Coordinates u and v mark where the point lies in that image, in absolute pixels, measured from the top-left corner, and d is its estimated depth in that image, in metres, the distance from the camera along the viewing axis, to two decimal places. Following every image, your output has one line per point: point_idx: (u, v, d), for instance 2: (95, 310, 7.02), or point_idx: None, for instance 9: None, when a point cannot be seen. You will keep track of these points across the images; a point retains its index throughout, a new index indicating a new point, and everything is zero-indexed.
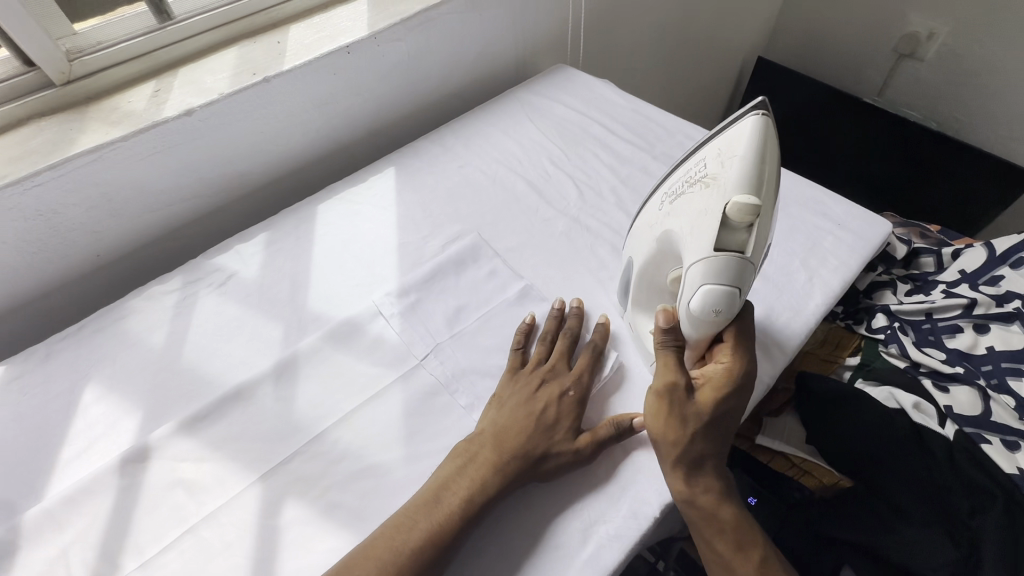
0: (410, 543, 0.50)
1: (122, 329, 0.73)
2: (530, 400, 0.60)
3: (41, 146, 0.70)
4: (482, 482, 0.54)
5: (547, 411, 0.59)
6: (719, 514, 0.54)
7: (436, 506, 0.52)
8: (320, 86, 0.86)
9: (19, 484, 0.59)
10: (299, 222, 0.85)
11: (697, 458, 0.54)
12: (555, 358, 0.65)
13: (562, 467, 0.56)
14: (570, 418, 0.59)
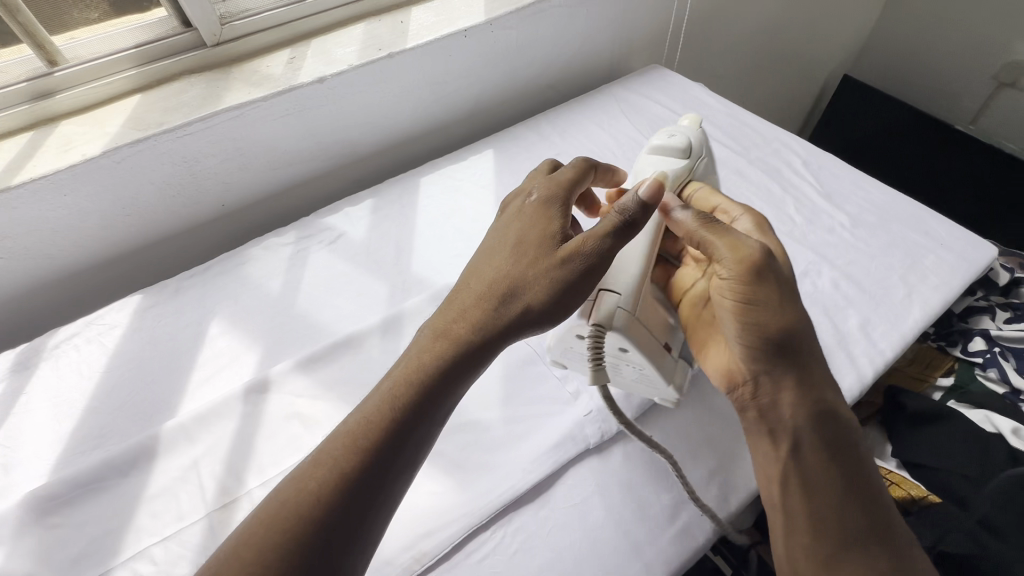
0: (374, 415, 0.45)
1: (244, 273, 0.79)
2: (514, 241, 0.54)
3: (192, 99, 0.77)
4: (454, 343, 0.49)
5: (524, 247, 0.53)
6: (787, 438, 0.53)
7: (405, 371, 0.48)
8: (435, 66, 0.90)
9: (156, 398, 0.66)
10: (404, 192, 0.90)
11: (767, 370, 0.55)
12: (547, 193, 0.57)
13: (536, 300, 0.50)
14: (543, 247, 0.52)
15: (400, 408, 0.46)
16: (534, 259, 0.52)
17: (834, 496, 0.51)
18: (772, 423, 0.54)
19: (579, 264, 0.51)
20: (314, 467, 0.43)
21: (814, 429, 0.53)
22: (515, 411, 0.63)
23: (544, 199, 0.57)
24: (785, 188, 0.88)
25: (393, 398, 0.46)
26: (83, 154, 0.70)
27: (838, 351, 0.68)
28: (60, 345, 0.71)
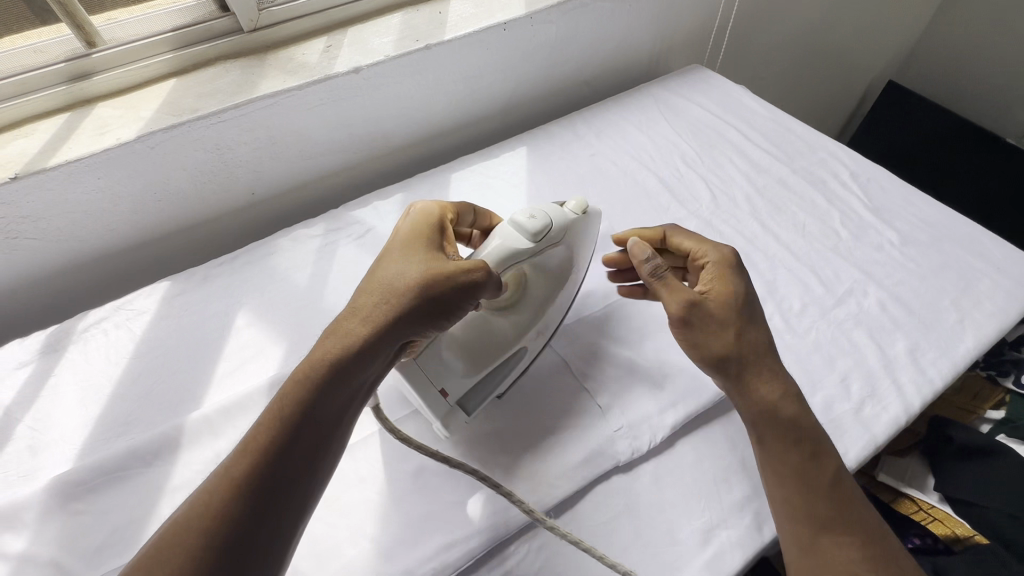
0: (250, 445, 0.41)
1: (272, 263, 0.78)
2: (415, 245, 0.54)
3: (227, 86, 0.76)
4: (325, 354, 0.46)
5: (391, 260, 0.52)
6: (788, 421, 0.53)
7: (277, 397, 0.44)
8: (471, 60, 0.88)
9: (182, 388, 0.66)
10: (434, 188, 0.88)
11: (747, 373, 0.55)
12: (422, 212, 0.58)
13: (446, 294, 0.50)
14: (411, 258, 0.52)
15: (277, 432, 0.42)
16: (401, 266, 0.51)
17: (820, 494, 0.50)
18: (762, 414, 0.54)
19: (465, 276, 0.51)
20: (186, 514, 0.39)
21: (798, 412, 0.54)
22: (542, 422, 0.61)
23: (417, 216, 0.58)
24: (831, 200, 0.84)
25: (268, 423, 0.42)
26: (117, 138, 0.69)
27: (883, 377, 0.65)
28: (89, 329, 0.71)
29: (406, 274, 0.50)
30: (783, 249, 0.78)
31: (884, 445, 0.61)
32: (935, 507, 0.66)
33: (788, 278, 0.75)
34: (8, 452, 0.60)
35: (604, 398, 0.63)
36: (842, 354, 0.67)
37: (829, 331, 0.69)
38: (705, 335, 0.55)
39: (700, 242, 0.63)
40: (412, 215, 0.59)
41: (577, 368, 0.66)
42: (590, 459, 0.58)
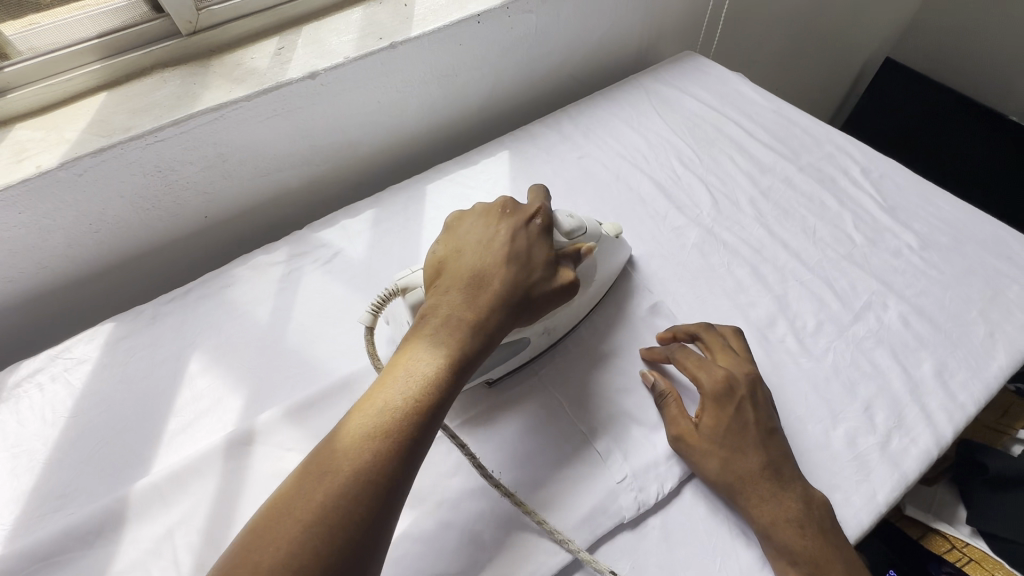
0: (371, 443, 0.42)
1: (229, 297, 0.70)
2: (520, 243, 0.55)
3: (164, 99, 0.67)
4: (442, 362, 0.47)
5: (506, 269, 0.53)
6: (810, 517, 0.50)
7: (399, 395, 0.44)
8: (443, 57, 0.79)
9: (128, 450, 0.58)
10: (409, 202, 0.80)
11: (766, 463, 0.52)
12: (530, 210, 0.57)
13: (541, 305, 0.54)
14: (523, 271, 0.53)
15: (401, 436, 0.43)
16: (509, 278, 0.52)
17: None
18: (775, 498, 0.50)
19: (562, 290, 0.55)
20: (310, 504, 0.39)
21: (811, 506, 0.51)
22: (537, 473, 0.55)
23: (526, 216, 0.57)
24: (842, 201, 0.77)
25: (391, 425, 0.43)
26: (36, 166, 0.60)
27: (910, 404, 0.59)
28: (22, 384, 0.63)
29: (518, 292, 0.52)
30: (793, 259, 0.71)
31: (915, 483, 0.55)
32: (971, 545, 0.60)
33: (800, 292, 0.68)
34: None
35: (603, 443, 0.56)
36: (863, 378, 0.61)
37: (848, 352, 0.63)
38: (699, 463, 0.53)
39: (699, 366, 0.58)
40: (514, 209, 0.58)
41: (574, 408, 0.59)
42: (591, 517, 0.52)
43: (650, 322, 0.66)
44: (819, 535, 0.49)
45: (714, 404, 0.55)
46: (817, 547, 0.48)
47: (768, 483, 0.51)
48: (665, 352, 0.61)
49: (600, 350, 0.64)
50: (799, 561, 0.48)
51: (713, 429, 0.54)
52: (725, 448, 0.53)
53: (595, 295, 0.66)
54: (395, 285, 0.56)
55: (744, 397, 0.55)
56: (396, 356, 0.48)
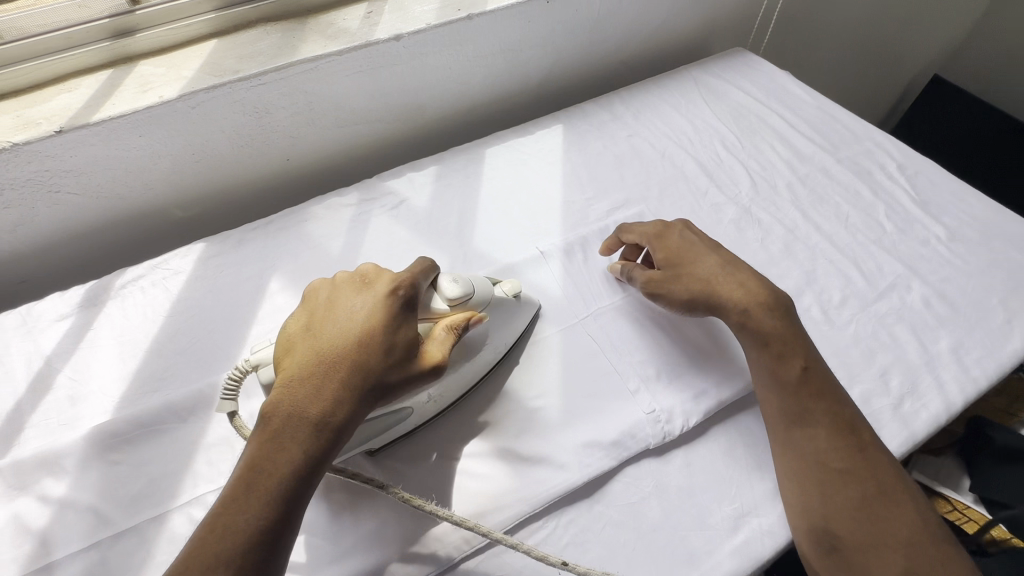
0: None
1: (306, 230, 0.78)
2: (372, 336, 0.50)
3: (267, 49, 0.75)
4: (281, 477, 0.45)
5: (357, 360, 0.49)
6: (772, 302, 0.61)
7: (232, 524, 0.43)
8: (512, 32, 0.86)
9: (215, 348, 0.66)
10: (469, 162, 0.87)
11: (721, 268, 0.64)
12: (395, 280, 0.54)
13: (402, 389, 0.51)
14: (374, 366, 0.50)
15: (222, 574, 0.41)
16: (364, 367, 0.49)
17: (801, 360, 0.57)
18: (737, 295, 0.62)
19: (421, 374, 0.51)
20: None
21: (772, 296, 0.61)
22: (579, 414, 0.60)
23: (384, 286, 0.54)
24: (877, 193, 0.82)
25: (218, 552, 0.42)
26: (159, 96, 0.69)
27: (926, 374, 0.64)
28: (127, 286, 0.71)
29: (373, 380, 0.49)
30: (824, 240, 0.76)
31: (921, 442, 0.60)
32: (972, 508, 0.71)
33: (828, 269, 0.73)
34: (48, 401, 0.62)
35: (634, 382, 0.62)
36: (881, 347, 0.66)
37: (870, 325, 0.68)
38: (673, 292, 0.64)
39: (640, 226, 0.71)
40: (369, 289, 0.54)
41: (619, 370, 0.63)
42: (621, 440, 0.58)
43: None
44: (788, 325, 0.60)
45: (658, 239, 0.68)
46: (780, 324, 0.59)
47: (728, 276, 0.63)
48: (613, 242, 0.73)
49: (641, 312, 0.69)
50: (769, 337, 0.58)
51: (667, 254, 0.66)
52: (682, 270, 0.65)
53: (492, 358, 0.62)
54: (248, 362, 0.53)
55: (677, 228, 0.69)
56: (232, 477, 0.46)
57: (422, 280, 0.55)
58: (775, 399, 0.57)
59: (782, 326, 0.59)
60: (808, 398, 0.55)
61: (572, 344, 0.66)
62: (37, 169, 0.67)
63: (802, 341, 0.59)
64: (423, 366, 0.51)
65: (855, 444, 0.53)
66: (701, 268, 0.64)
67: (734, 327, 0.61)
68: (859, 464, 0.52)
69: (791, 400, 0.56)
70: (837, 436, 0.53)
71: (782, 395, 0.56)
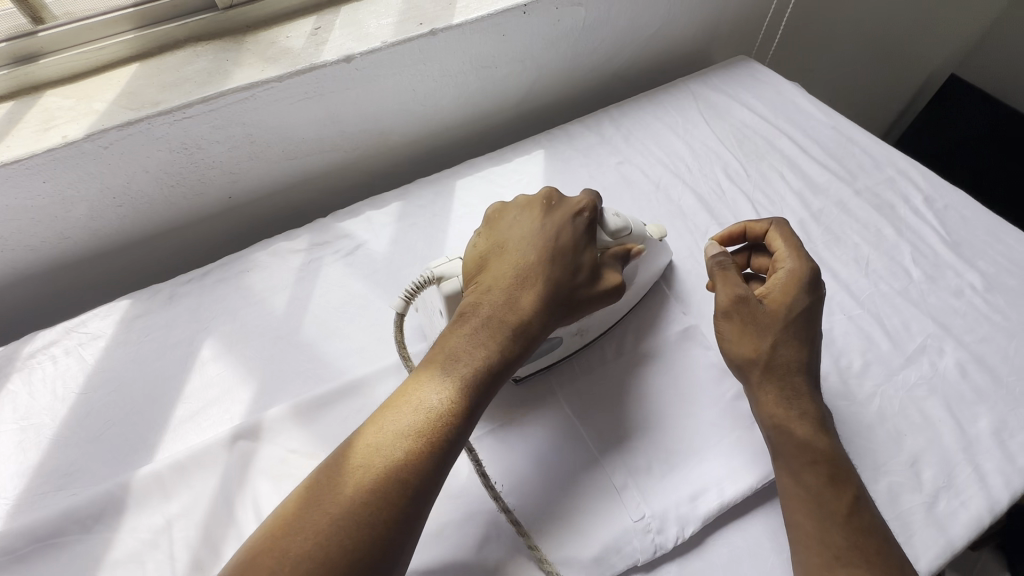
0: (409, 441, 0.43)
1: (248, 283, 0.68)
2: (564, 250, 0.54)
3: (195, 75, 0.64)
4: (479, 365, 0.48)
5: (550, 269, 0.53)
6: (824, 429, 0.51)
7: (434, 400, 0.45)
8: (485, 46, 0.75)
9: (132, 433, 0.57)
10: (437, 197, 0.77)
11: (807, 368, 0.53)
12: (580, 205, 0.56)
13: (586, 305, 0.53)
14: (565, 276, 0.53)
15: (430, 444, 0.43)
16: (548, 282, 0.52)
17: (847, 491, 0.48)
18: (796, 393, 0.52)
19: (604, 291, 0.54)
20: (346, 497, 0.40)
21: (828, 422, 0.52)
22: (555, 518, 0.50)
23: (574, 208, 0.56)
24: (901, 231, 0.72)
25: (423, 422, 0.44)
26: (63, 136, 0.59)
27: (963, 462, 0.54)
28: (36, 355, 0.62)
29: (562, 295, 0.52)
30: (842, 290, 0.66)
31: (960, 551, 0.50)
32: None
33: (846, 327, 0.63)
34: None
35: (621, 477, 0.53)
36: (911, 428, 0.56)
37: (896, 399, 0.58)
38: (739, 336, 0.55)
39: (793, 253, 0.57)
40: (558, 207, 0.57)
41: (604, 460, 0.54)
42: (603, 557, 0.48)
43: (681, 346, 0.62)
44: (837, 445, 0.51)
45: (790, 286, 0.55)
46: (829, 451, 0.50)
47: (804, 381, 0.53)
48: (757, 234, 0.62)
49: (631, 383, 0.59)
50: (818, 457, 0.49)
51: (780, 308, 0.54)
52: (782, 335, 0.54)
53: (632, 298, 0.63)
54: (429, 273, 0.54)
55: (819, 297, 0.56)
56: (428, 361, 0.48)
57: (600, 206, 0.58)
58: (812, 529, 0.46)
59: (830, 458, 0.49)
60: (860, 532, 0.46)
61: (548, 427, 0.56)
62: None
63: (851, 475, 0.49)
64: (607, 285, 0.54)
65: None
66: (789, 344, 0.53)
67: (767, 427, 0.52)
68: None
69: (837, 531, 0.46)
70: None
71: (828, 527, 0.46)
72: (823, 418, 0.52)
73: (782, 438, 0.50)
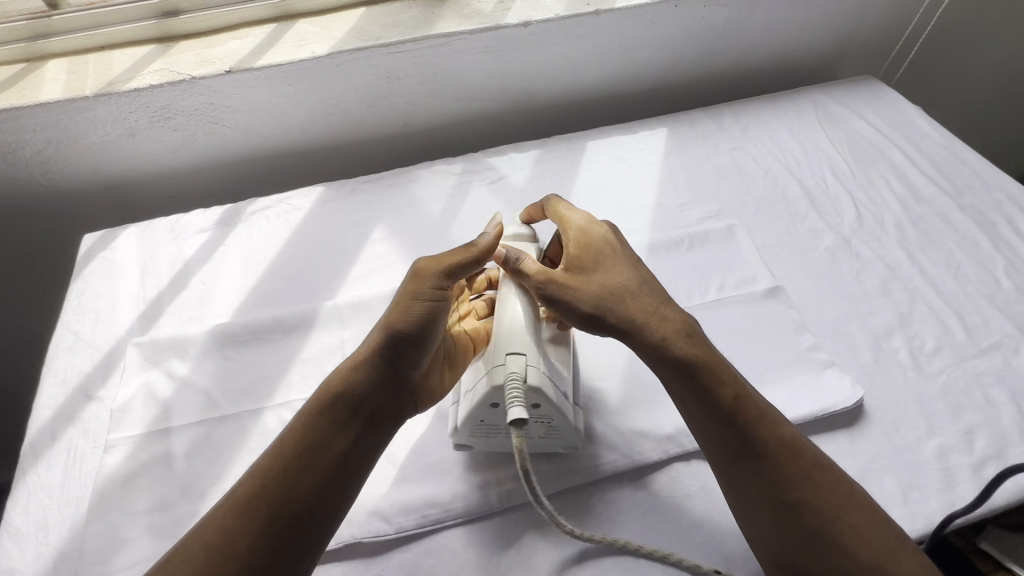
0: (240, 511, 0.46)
1: (412, 190, 0.85)
2: (379, 311, 0.54)
3: (408, 21, 0.82)
4: (302, 431, 0.49)
5: (368, 336, 0.53)
6: (687, 346, 0.53)
7: (260, 469, 0.48)
8: (635, 31, 0.88)
9: (320, 280, 0.75)
10: (570, 151, 0.90)
11: (647, 294, 0.56)
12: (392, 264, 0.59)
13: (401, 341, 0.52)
14: (380, 331, 0.53)
15: (260, 505, 0.46)
16: (391, 312, 0.53)
17: (730, 404, 0.51)
18: (653, 333, 0.54)
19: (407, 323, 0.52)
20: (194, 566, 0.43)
21: (693, 335, 0.54)
22: (636, 401, 0.62)
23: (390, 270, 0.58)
24: (997, 247, 0.76)
25: (257, 487, 0.47)
26: (311, 52, 0.78)
27: (1017, 441, 0.60)
28: (255, 213, 0.82)
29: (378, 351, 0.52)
30: (927, 285, 0.73)
31: (999, 510, 0.56)
32: None
33: (926, 315, 0.70)
34: (183, 297, 0.73)
35: None
36: (972, 405, 0.62)
37: (962, 380, 0.64)
38: (569, 300, 0.55)
39: (568, 212, 0.62)
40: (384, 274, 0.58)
41: None
42: (674, 437, 0.59)
43: (766, 300, 0.71)
44: (712, 349, 0.54)
45: (578, 242, 0.59)
46: (697, 359, 0.52)
47: (651, 303, 0.55)
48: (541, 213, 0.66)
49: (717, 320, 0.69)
50: (688, 368, 0.52)
51: (579, 271, 0.57)
52: (597, 283, 0.56)
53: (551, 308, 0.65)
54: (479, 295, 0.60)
55: (607, 231, 0.61)
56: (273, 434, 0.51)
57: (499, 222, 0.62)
58: (715, 440, 0.51)
59: (710, 371, 0.52)
60: (743, 434, 0.50)
61: None
62: (205, 101, 0.79)
63: (727, 373, 0.52)
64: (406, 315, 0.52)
65: (804, 474, 0.49)
66: (597, 271, 0.57)
67: (651, 357, 0.54)
68: (809, 500, 0.48)
69: (731, 437, 0.50)
70: (786, 471, 0.49)
71: (723, 433, 0.50)
72: (690, 329, 0.54)
73: (664, 367, 0.53)
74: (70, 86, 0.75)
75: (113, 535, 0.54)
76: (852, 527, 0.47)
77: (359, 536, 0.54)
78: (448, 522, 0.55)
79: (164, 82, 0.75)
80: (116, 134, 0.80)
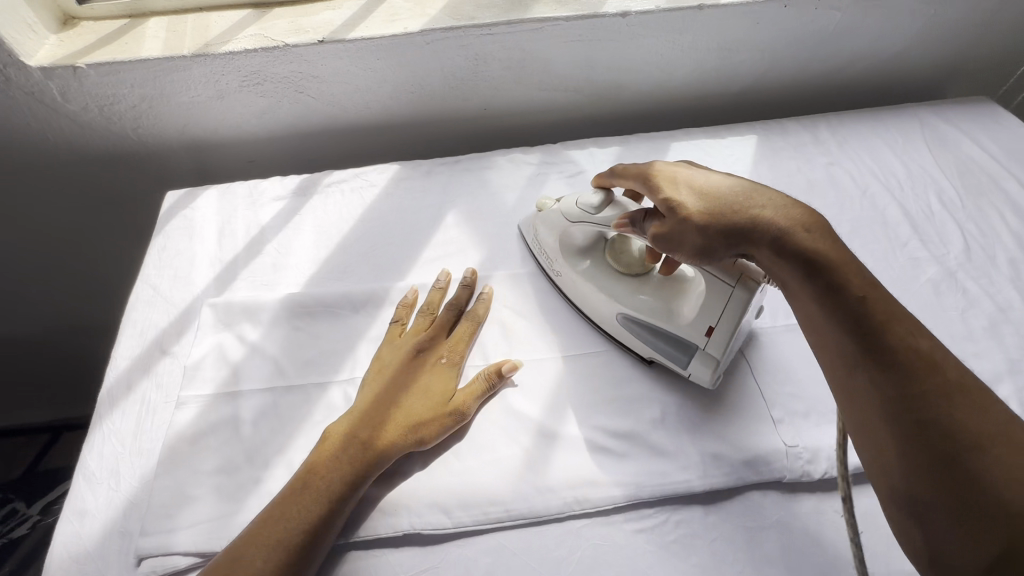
0: (271, 551, 0.47)
1: (488, 176, 0.83)
2: (431, 394, 0.58)
3: (503, 2, 0.79)
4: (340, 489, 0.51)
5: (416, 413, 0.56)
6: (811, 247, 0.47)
7: (299, 516, 0.49)
8: (737, 30, 0.83)
9: (391, 259, 0.74)
10: (653, 151, 0.86)
11: (754, 199, 0.52)
12: (441, 340, 0.62)
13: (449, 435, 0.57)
14: (432, 415, 0.56)
15: (290, 548, 0.48)
16: (436, 421, 0.56)
17: (849, 305, 0.44)
18: (767, 245, 0.49)
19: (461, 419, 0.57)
20: None
21: (811, 233, 0.48)
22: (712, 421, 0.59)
23: (439, 350, 0.62)
24: None
25: (288, 533, 0.48)
26: (404, 28, 0.76)
27: None
28: (331, 186, 0.82)
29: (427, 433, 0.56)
30: None
31: None
32: None
33: None
34: (257, 262, 0.73)
35: (779, 412, 0.59)
36: None
37: None
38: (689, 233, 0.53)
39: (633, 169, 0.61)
40: (433, 352, 0.61)
41: (766, 395, 0.60)
42: (753, 463, 0.55)
43: None
44: (831, 243, 0.48)
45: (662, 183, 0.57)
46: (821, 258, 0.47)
47: (763, 206, 0.51)
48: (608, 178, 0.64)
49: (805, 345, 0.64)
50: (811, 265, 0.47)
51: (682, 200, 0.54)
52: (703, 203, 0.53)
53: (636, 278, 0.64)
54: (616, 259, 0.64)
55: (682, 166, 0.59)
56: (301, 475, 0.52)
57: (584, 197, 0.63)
58: (828, 350, 0.46)
59: (828, 271, 0.46)
60: (865, 334, 0.43)
61: None
62: (294, 69, 0.78)
63: (850, 269, 0.46)
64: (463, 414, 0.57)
65: (938, 387, 0.40)
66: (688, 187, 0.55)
67: (776, 262, 0.49)
68: (944, 415, 0.39)
69: (847, 340, 0.44)
70: (916, 382, 0.41)
71: (839, 339, 0.45)
72: (809, 225, 0.49)
73: (786, 271, 0.48)
74: (169, 45, 0.75)
75: (180, 492, 0.55)
76: (1001, 462, 0.37)
77: (418, 526, 0.53)
78: (507, 523, 0.53)
79: (258, 48, 0.75)
80: (207, 95, 0.81)
